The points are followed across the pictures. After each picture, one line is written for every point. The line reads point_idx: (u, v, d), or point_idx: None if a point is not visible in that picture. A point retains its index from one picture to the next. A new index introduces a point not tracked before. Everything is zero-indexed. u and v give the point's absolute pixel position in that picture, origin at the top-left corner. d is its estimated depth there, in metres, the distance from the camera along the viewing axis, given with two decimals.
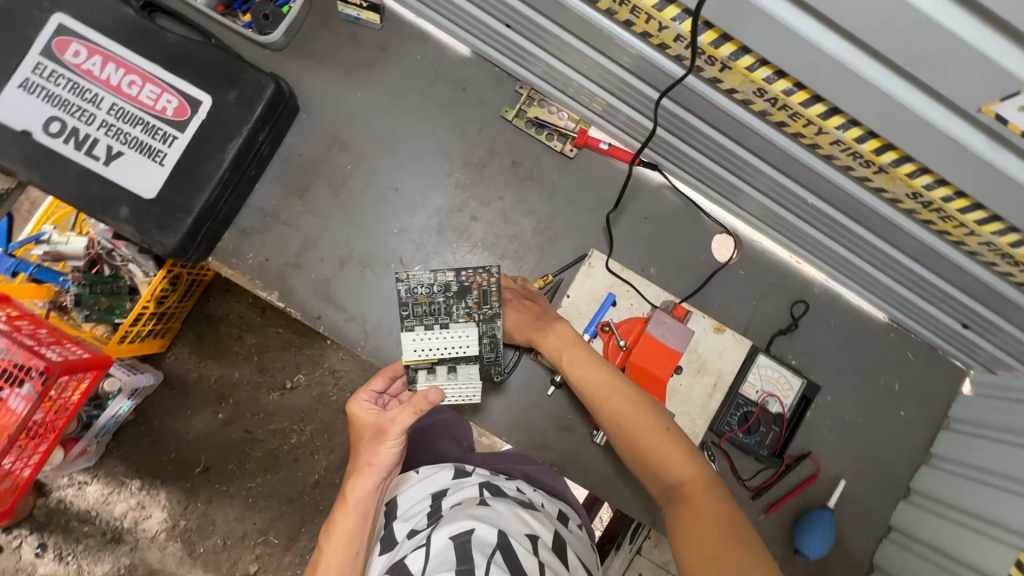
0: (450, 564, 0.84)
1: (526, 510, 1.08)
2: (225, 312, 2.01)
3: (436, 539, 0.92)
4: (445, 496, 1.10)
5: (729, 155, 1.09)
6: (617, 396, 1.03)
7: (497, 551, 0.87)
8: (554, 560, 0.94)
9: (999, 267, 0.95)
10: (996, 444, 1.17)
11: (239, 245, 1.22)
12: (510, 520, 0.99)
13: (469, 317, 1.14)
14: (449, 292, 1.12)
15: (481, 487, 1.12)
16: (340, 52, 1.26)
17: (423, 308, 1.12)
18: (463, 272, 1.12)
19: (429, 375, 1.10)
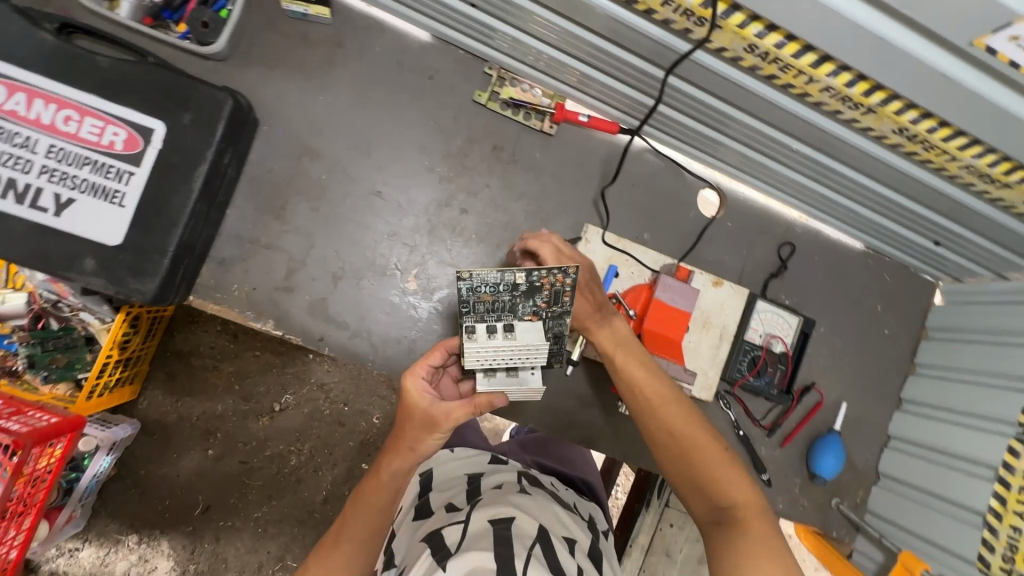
0: (489, 543, 0.89)
1: (566, 512, 1.15)
2: (195, 344, 1.89)
3: (475, 519, 0.98)
4: (488, 478, 1.19)
5: (712, 113, 1.10)
6: (670, 405, 1.02)
7: (537, 544, 0.93)
8: (590, 568, 0.99)
9: (976, 187, 1.01)
10: (983, 346, 1.27)
11: (220, 277, 1.14)
12: (548, 518, 1.05)
13: (535, 316, 1.03)
14: (516, 291, 1.00)
15: (520, 479, 1.20)
16: (292, 53, 1.17)
17: (486, 305, 1.01)
18: (537, 271, 0.99)
19: (488, 376, 1.01)
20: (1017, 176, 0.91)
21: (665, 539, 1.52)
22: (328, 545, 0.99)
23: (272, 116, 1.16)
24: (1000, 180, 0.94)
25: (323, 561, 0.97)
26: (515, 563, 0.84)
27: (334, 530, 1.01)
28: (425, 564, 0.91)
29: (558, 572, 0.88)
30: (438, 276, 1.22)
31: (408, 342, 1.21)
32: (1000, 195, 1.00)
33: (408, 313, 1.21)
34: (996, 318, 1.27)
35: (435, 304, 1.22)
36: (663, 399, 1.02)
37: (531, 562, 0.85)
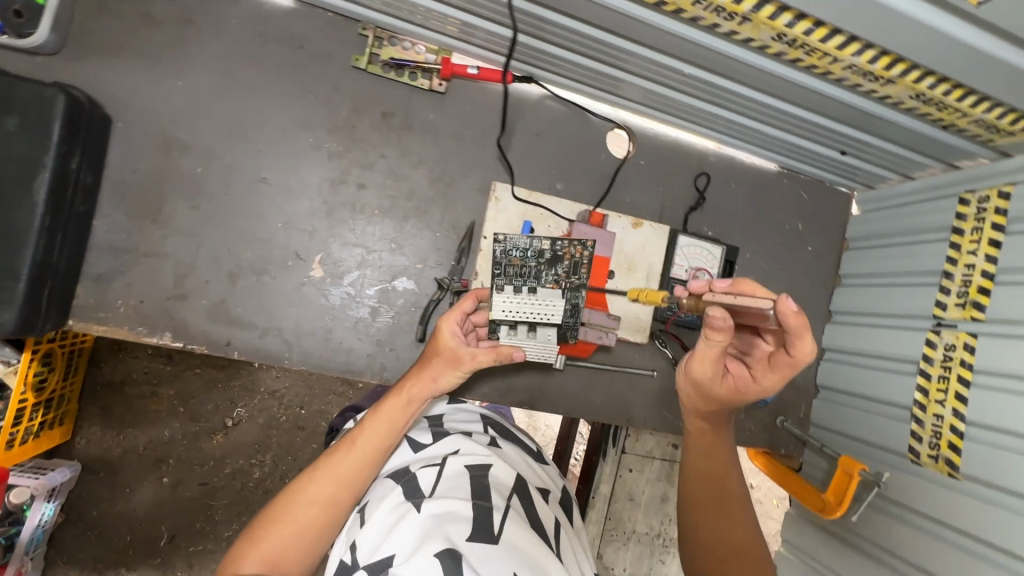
0: (466, 492, 0.85)
1: (533, 458, 1.11)
2: (126, 372, 1.79)
3: (449, 462, 0.92)
4: (453, 416, 1.12)
5: (600, 46, 1.05)
6: (727, 460, 1.02)
7: (514, 494, 0.90)
8: (561, 514, 0.99)
9: (864, 88, 1.00)
10: (907, 248, 1.29)
11: (101, 295, 1.04)
12: (520, 466, 1.02)
13: (557, 286, 1.02)
14: (543, 259, 1.03)
15: (486, 421, 1.14)
16: (135, 36, 1.05)
17: (514, 269, 1.03)
18: (560, 241, 1.02)
19: (510, 332, 1.04)
20: (899, 70, 0.91)
21: (626, 485, 1.55)
22: (341, 448, 0.94)
23: (125, 110, 1.04)
24: (884, 76, 0.93)
25: (331, 463, 0.92)
26: (494, 516, 0.83)
27: (349, 436, 0.95)
28: (397, 505, 0.85)
29: (536, 525, 0.88)
30: (345, 259, 1.16)
31: (325, 332, 1.15)
32: (888, 93, 0.99)
33: (319, 302, 1.15)
34: (912, 217, 1.30)
35: (347, 289, 1.16)
36: (715, 474, 1.02)
37: (510, 515, 0.84)
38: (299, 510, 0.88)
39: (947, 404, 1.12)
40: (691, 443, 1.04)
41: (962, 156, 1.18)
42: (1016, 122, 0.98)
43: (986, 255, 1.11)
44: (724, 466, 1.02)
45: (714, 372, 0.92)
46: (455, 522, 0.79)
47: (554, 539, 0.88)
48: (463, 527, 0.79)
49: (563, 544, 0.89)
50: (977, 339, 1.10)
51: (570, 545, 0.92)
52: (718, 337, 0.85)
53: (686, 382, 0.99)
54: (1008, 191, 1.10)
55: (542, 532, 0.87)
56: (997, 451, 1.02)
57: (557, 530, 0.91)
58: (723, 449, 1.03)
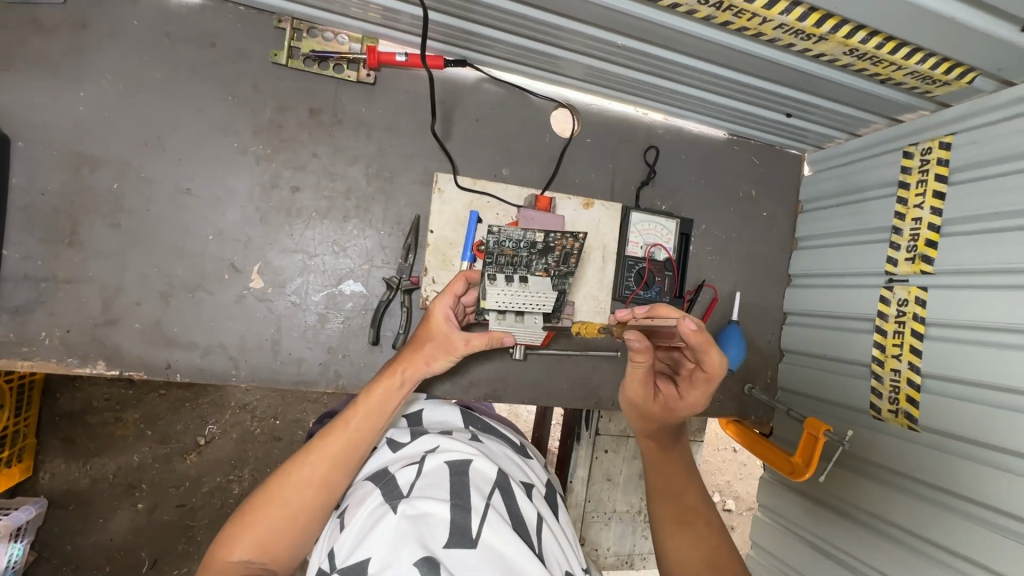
0: (445, 492, 0.77)
1: (518, 454, 1.02)
2: (86, 401, 1.72)
3: (428, 460, 0.84)
4: (432, 415, 1.04)
5: (528, 23, 1.00)
6: (676, 467, 1.02)
7: (495, 491, 0.82)
8: (546, 511, 0.90)
9: (798, 47, 0.98)
10: (860, 206, 1.29)
11: (22, 327, 0.98)
12: (504, 461, 0.94)
13: (546, 274, 1.03)
14: (534, 249, 1.01)
15: (467, 419, 1.05)
16: (25, 47, 0.97)
17: (505, 259, 1.01)
18: (554, 232, 0.99)
19: (498, 318, 1.00)
20: (830, 26, 0.89)
21: (603, 466, 1.55)
22: (335, 427, 0.86)
23: (24, 128, 0.97)
24: (815, 34, 0.92)
25: (326, 442, 0.84)
26: (472, 518, 0.75)
27: (344, 415, 0.88)
28: (376, 508, 0.77)
29: (518, 524, 0.80)
30: (286, 266, 1.11)
31: (272, 345, 1.10)
32: (822, 51, 0.98)
33: (262, 314, 1.10)
34: (862, 174, 1.30)
35: (291, 297, 1.11)
36: (680, 493, 0.99)
37: (490, 515, 0.76)
38: (293, 492, 0.81)
39: (903, 358, 1.13)
40: (652, 467, 1.03)
41: (903, 109, 1.17)
42: (950, 71, 0.97)
43: (932, 208, 1.11)
44: (687, 481, 1.01)
45: (646, 391, 0.97)
46: (432, 525, 0.72)
47: (538, 540, 0.80)
48: (440, 531, 0.72)
49: (548, 543, 0.81)
50: (928, 293, 1.10)
51: (557, 545, 0.83)
52: (640, 358, 0.90)
53: (628, 406, 1.02)
54: (949, 141, 1.10)
55: (524, 533, 0.79)
56: (952, 401, 1.04)
57: (542, 528, 0.84)
58: (680, 465, 1.02)
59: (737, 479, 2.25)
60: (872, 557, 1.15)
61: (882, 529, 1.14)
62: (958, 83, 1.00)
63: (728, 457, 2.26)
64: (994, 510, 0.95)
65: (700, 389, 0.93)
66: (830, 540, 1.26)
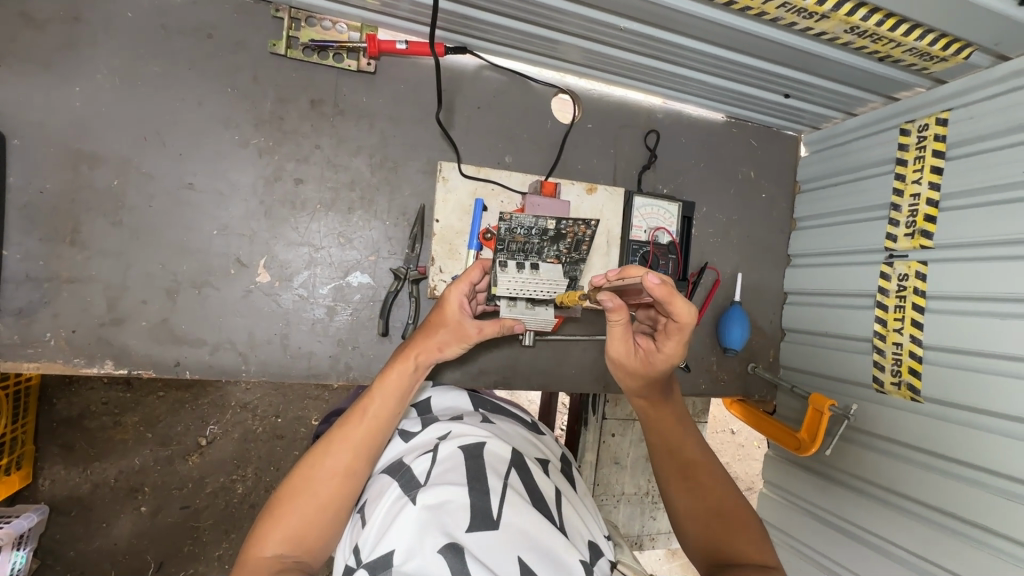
0: (462, 476, 0.77)
1: (531, 432, 1.03)
2: (84, 405, 1.69)
3: (442, 447, 0.84)
4: (441, 402, 1.04)
5: (531, 7, 1.00)
6: (669, 423, 1.01)
7: (512, 471, 0.82)
8: (564, 485, 0.92)
9: (799, 26, 0.99)
10: (858, 184, 1.31)
11: (25, 329, 0.97)
12: (518, 440, 0.94)
13: (557, 260, 1.04)
14: (546, 236, 1.01)
15: (476, 402, 1.06)
16: (17, 41, 0.94)
17: (516, 246, 1.03)
18: (565, 219, 0.98)
19: (510, 305, 0.99)
20: (832, 4, 0.90)
21: (610, 451, 1.57)
22: (353, 416, 0.86)
23: (19, 125, 0.95)
24: (818, 12, 0.93)
25: (345, 433, 0.84)
26: (491, 499, 0.75)
27: (360, 404, 0.87)
28: (394, 500, 0.77)
29: (538, 501, 0.81)
30: (292, 260, 1.10)
31: (281, 339, 1.10)
32: (823, 30, 0.99)
33: (269, 308, 1.09)
34: (858, 153, 1.32)
35: (299, 291, 1.10)
36: (679, 447, 1.00)
37: (509, 495, 0.77)
38: (319, 484, 0.81)
39: (905, 332, 1.16)
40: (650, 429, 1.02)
41: (899, 87, 1.19)
42: (948, 47, 0.98)
43: (930, 182, 1.13)
44: (682, 435, 1.00)
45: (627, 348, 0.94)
46: (452, 511, 0.73)
47: (559, 513, 0.82)
48: (460, 516, 0.72)
49: (569, 516, 0.83)
50: (928, 267, 1.13)
51: (577, 517, 0.85)
52: (618, 317, 0.88)
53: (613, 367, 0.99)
54: (944, 117, 1.12)
55: (545, 509, 0.80)
56: (953, 371, 1.06)
57: (562, 501, 0.85)
58: (674, 419, 1.01)
59: (737, 460, 2.29)
60: (877, 526, 1.19)
61: (888, 499, 1.17)
62: (955, 58, 1.01)
63: (728, 439, 2.30)
64: (996, 475, 0.98)
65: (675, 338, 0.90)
66: (837, 512, 1.30)
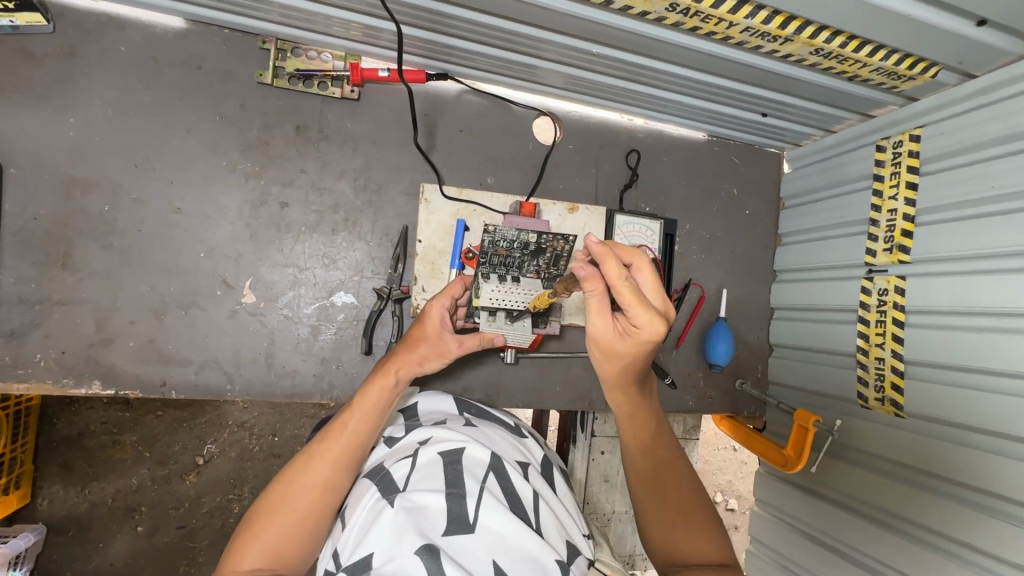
0: (439, 483, 0.79)
1: (514, 435, 1.03)
2: (83, 425, 1.71)
3: (422, 452, 0.84)
4: (428, 405, 1.05)
5: (506, 35, 1.03)
6: (639, 416, 0.99)
7: (490, 475, 0.83)
8: (543, 487, 0.92)
9: (765, 49, 1.01)
10: (838, 200, 1.32)
11: (16, 350, 1.00)
12: (499, 445, 0.95)
13: (538, 275, 1.00)
14: (527, 250, 0.96)
15: (461, 406, 1.06)
16: (15, 76, 0.99)
17: (499, 259, 0.97)
18: (546, 233, 0.92)
19: (489, 319, 1.02)
20: (794, 28, 0.93)
21: (600, 468, 1.56)
22: (333, 431, 0.87)
23: (17, 155, 0.99)
24: (781, 35, 0.95)
25: (325, 447, 0.85)
26: (468, 503, 0.77)
27: (339, 419, 0.88)
28: (374, 504, 0.78)
29: (515, 504, 0.81)
30: (278, 280, 1.12)
31: (266, 358, 1.12)
32: (789, 52, 1.01)
33: (255, 328, 1.11)
34: (838, 169, 1.34)
35: (284, 310, 1.13)
36: (652, 441, 1.00)
37: (485, 499, 0.78)
38: (298, 498, 0.82)
39: (886, 346, 1.16)
40: (624, 423, 1.00)
41: (874, 105, 1.21)
42: (913, 66, 1.00)
43: (906, 199, 1.14)
44: (655, 432, 1.00)
45: (611, 331, 0.85)
46: (428, 516, 0.74)
47: (536, 515, 0.82)
48: (437, 520, 0.73)
49: (547, 517, 0.84)
50: (906, 282, 1.13)
51: (555, 517, 0.85)
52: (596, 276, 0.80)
53: (595, 355, 0.90)
54: (918, 134, 1.13)
55: (521, 511, 0.80)
56: (934, 387, 1.06)
57: (539, 502, 0.85)
58: (651, 416, 1.00)
59: (738, 478, 2.26)
60: (867, 545, 1.17)
61: (874, 515, 1.16)
62: (922, 77, 1.03)
63: (728, 456, 2.27)
64: (981, 492, 0.97)
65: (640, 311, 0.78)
66: (825, 530, 1.28)
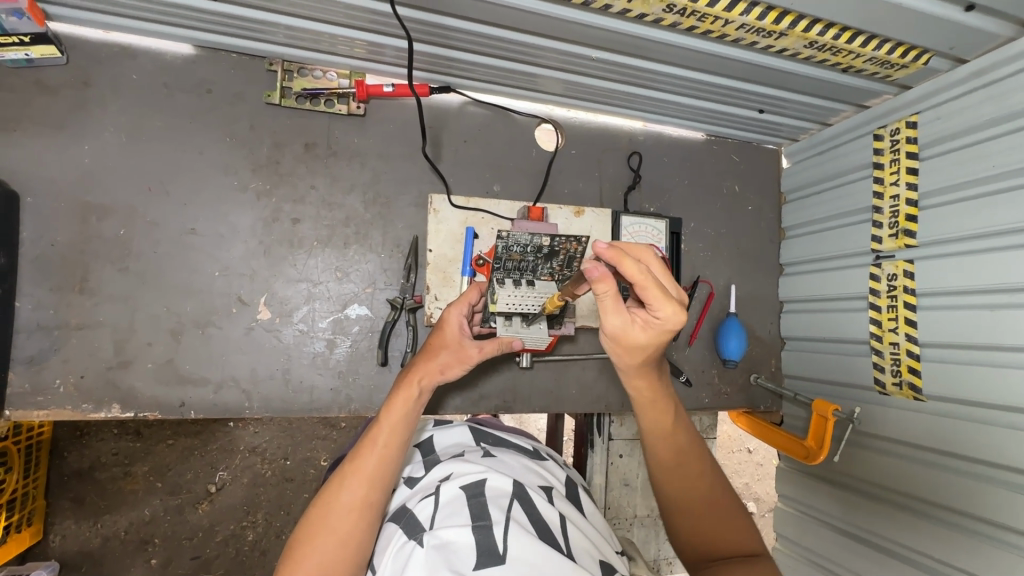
0: (465, 517, 0.78)
1: (534, 460, 1.03)
2: (94, 457, 1.69)
3: (444, 489, 0.84)
4: (443, 440, 1.06)
5: (507, 45, 1.06)
6: (659, 406, 0.91)
7: (515, 503, 0.82)
8: (571, 510, 0.90)
9: (760, 45, 1.04)
10: (839, 190, 1.34)
11: (35, 376, 1.00)
12: (521, 471, 0.94)
13: (551, 277, 1.03)
14: (540, 253, 0.98)
15: (478, 435, 1.07)
16: (30, 107, 1.01)
17: (513, 263, 1.00)
18: (559, 235, 0.95)
19: (505, 324, 1.01)
20: (788, 22, 0.96)
21: (619, 472, 1.55)
22: (362, 450, 0.87)
23: (33, 184, 1.01)
24: (776, 30, 0.98)
25: (356, 465, 0.85)
26: (496, 534, 0.75)
27: (368, 436, 0.88)
28: (402, 548, 0.77)
29: (543, 530, 0.79)
30: (292, 296, 1.13)
31: (282, 374, 1.12)
32: (783, 46, 1.04)
33: (271, 344, 1.12)
34: (837, 161, 1.36)
35: (299, 326, 1.13)
36: (671, 433, 0.93)
37: (512, 527, 0.76)
38: (337, 520, 0.81)
39: (900, 331, 1.17)
40: (642, 414, 0.93)
41: (869, 96, 1.23)
42: (906, 54, 1.03)
43: (908, 183, 1.16)
44: (674, 423, 0.93)
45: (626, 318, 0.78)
46: (458, 551, 0.72)
47: (566, 540, 0.80)
48: (467, 556, 0.72)
49: (577, 541, 0.82)
50: (914, 265, 1.14)
51: (586, 541, 0.84)
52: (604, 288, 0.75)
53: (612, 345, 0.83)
54: (914, 120, 1.15)
55: (551, 537, 0.78)
56: (952, 366, 1.06)
57: (568, 528, 0.83)
58: (671, 405, 0.93)
59: (756, 480, 2.24)
60: (895, 534, 1.15)
61: (900, 502, 1.15)
62: (915, 65, 1.06)
63: (745, 458, 2.25)
64: (1006, 470, 0.96)
65: (666, 305, 0.72)
66: (852, 523, 1.26)
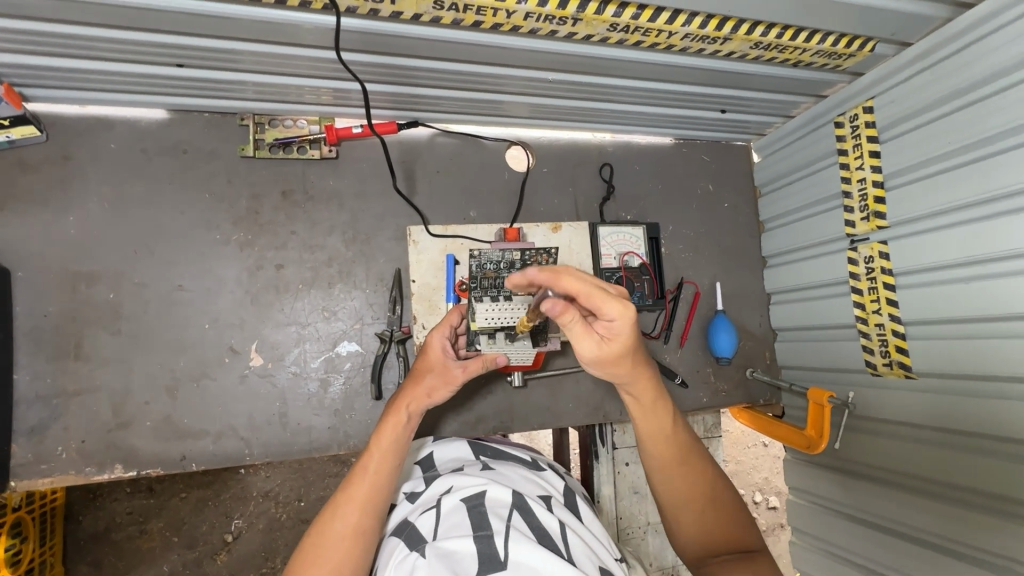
0: (467, 527, 0.79)
1: (532, 471, 1.04)
2: (109, 518, 1.70)
3: (445, 501, 0.86)
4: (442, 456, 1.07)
5: (465, 77, 1.10)
6: (656, 408, 0.92)
7: (514, 512, 0.83)
8: (570, 517, 0.91)
9: (708, 51, 1.07)
10: (809, 180, 1.37)
11: (38, 446, 1.02)
12: (519, 481, 0.95)
13: None
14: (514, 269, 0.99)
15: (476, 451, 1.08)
16: (15, 186, 1.05)
17: (490, 283, 0.98)
18: (529, 249, 0.98)
19: (489, 341, 1.02)
20: (730, 27, 0.99)
21: (627, 480, 1.55)
22: (354, 477, 0.88)
23: (23, 259, 1.04)
24: (720, 36, 1.01)
25: (348, 493, 0.86)
26: (497, 542, 0.75)
27: (359, 463, 0.90)
28: (403, 559, 0.78)
29: (544, 537, 0.80)
30: (282, 340, 1.16)
31: (279, 418, 1.14)
32: (731, 50, 1.07)
33: (266, 390, 1.14)
34: (804, 151, 1.38)
35: (291, 368, 1.15)
36: (670, 433, 0.94)
37: (512, 535, 0.77)
38: (332, 548, 0.81)
39: (883, 312, 1.17)
40: (638, 418, 0.94)
41: (825, 86, 1.26)
42: (851, 44, 1.06)
43: (872, 166, 1.18)
44: (671, 424, 0.94)
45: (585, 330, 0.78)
46: (459, 560, 0.73)
47: (566, 545, 0.80)
48: (468, 564, 0.72)
49: (577, 546, 0.82)
50: (888, 246, 1.16)
51: (586, 546, 0.84)
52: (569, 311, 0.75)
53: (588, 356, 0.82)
54: (870, 105, 1.18)
55: (551, 543, 0.79)
56: (937, 342, 1.07)
57: (568, 533, 0.84)
58: (667, 407, 0.93)
59: (776, 472, 2.21)
60: (906, 515, 1.14)
61: (906, 483, 1.14)
62: (861, 53, 1.09)
63: (761, 452, 2.23)
64: (1003, 441, 0.96)
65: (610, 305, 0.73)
66: (863, 508, 1.25)
